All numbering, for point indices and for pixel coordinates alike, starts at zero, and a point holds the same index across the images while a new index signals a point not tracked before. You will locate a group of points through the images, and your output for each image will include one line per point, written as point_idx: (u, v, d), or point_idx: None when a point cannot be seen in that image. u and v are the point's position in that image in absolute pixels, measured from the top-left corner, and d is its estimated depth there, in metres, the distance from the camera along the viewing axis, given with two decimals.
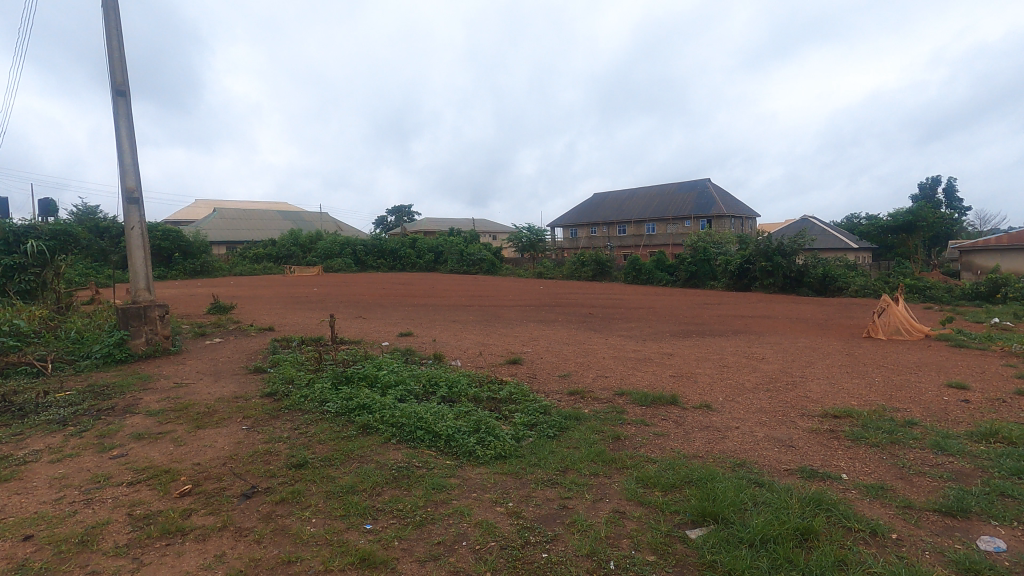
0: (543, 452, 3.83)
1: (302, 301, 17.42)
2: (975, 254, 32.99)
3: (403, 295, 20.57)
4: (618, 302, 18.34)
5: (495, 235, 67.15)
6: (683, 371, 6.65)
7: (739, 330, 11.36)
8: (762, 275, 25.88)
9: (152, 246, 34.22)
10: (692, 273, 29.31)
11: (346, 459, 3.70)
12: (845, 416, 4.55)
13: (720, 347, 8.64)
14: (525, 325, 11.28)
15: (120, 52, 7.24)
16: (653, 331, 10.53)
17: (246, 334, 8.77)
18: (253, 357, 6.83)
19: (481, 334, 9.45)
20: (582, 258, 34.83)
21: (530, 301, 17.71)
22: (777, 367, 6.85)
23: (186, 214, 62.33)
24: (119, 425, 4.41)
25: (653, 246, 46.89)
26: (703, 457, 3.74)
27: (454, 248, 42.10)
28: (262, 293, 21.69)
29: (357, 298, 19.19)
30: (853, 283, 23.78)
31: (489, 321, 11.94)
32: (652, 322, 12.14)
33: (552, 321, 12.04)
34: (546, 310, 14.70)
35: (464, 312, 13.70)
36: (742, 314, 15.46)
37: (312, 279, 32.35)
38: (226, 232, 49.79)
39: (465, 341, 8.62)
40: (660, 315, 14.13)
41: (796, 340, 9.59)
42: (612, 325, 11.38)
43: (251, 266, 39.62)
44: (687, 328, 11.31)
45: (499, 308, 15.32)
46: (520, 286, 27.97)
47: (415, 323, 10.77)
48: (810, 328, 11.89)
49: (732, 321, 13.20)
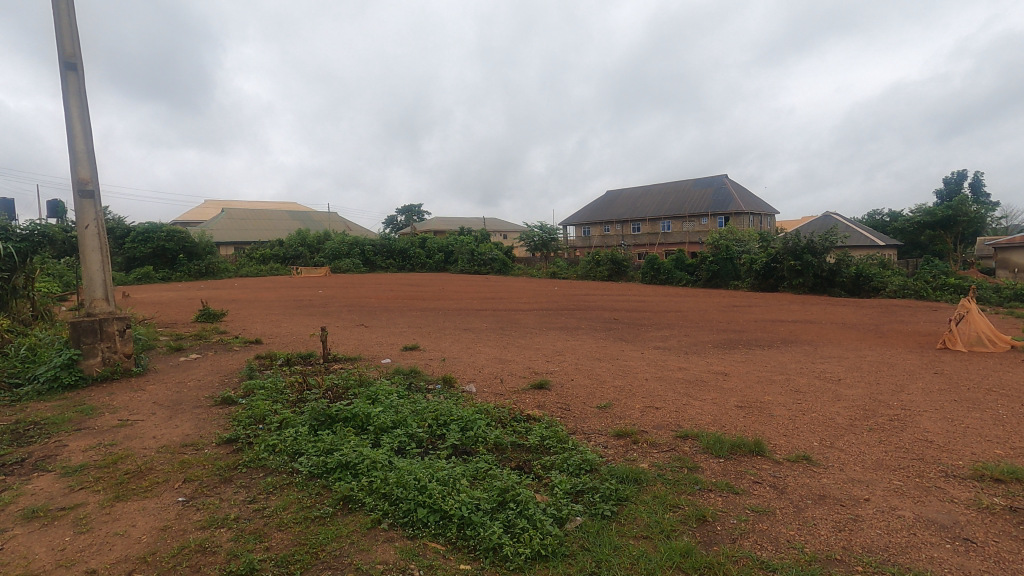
0: (602, 550, 2.61)
1: (303, 306, 16.34)
2: (1013, 251, 31.36)
3: (410, 298, 19.45)
4: (641, 304, 17.07)
5: (506, 233, 65.97)
6: (750, 398, 5.41)
7: (788, 338, 10.06)
8: (791, 275, 24.45)
9: (156, 247, 33.41)
10: (715, 272, 27.91)
11: (314, 563, 2.51)
12: (1011, 480, 3.29)
13: (780, 362, 7.36)
14: (544, 334, 10.07)
15: (71, 17, 6.11)
16: (692, 341, 9.25)
17: (228, 349, 7.64)
18: (225, 382, 5.68)
19: (496, 348, 8.25)
20: (597, 258, 33.52)
21: (547, 305, 16.45)
22: (864, 393, 5.59)
23: (195, 215, 61.85)
24: (15, 492, 3.23)
25: (669, 244, 45.50)
26: (845, 560, 2.50)
27: (464, 247, 40.96)
28: (264, 297, 20.67)
29: (362, 301, 18.10)
30: (891, 282, 22.28)
31: (505, 329, 10.75)
32: (687, 329, 10.87)
33: (575, 329, 10.82)
34: (566, 315, 13.47)
35: (476, 318, 12.54)
36: (780, 318, 14.10)
37: (319, 281, 31.49)
38: (233, 233, 49.04)
39: (480, 357, 7.41)
40: (692, 320, 12.84)
41: (862, 352, 8.27)
42: (643, 334, 10.12)
43: (258, 267, 38.77)
44: (728, 337, 10.02)
45: (514, 313, 14.13)
46: (535, 287, 26.76)
47: (421, 333, 9.62)
48: (865, 337, 10.56)
49: (774, 328, 11.88)
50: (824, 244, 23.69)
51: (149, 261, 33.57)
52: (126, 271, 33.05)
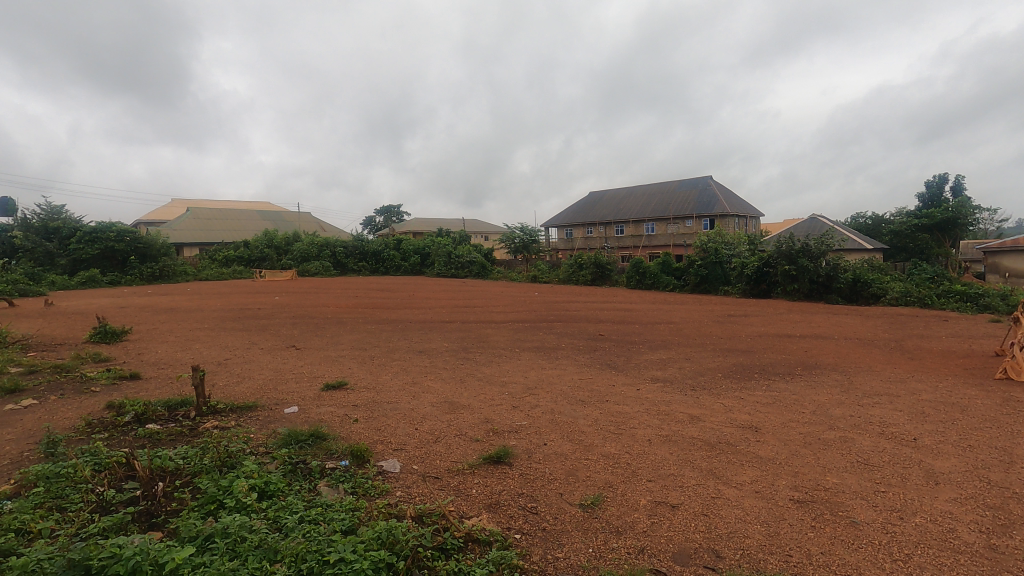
0: None
1: (245, 318, 14.24)
2: (1003, 254, 30.47)
3: (374, 307, 17.48)
4: (628, 315, 15.32)
5: (486, 235, 64.10)
6: (808, 482, 3.63)
7: (809, 363, 8.35)
8: (784, 280, 23.00)
9: (105, 248, 30.89)
10: (703, 277, 26.41)
11: None
12: None
13: (819, 406, 5.61)
14: (515, 358, 8.22)
15: None
16: (696, 369, 7.46)
17: (82, 389, 5.64)
18: (18, 458, 3.72)
19: (450, 385, 6.34)
20: (580, 261, 31.86)
21: (524, 316, 14.65)
22: (965, 469, 3.87)
23: (160, 214, 58.90)
24: None
25: (653, 246, 44.11)
26: None
27: (441, 249, 39.08)
28: (209, 305, 18.42)
29: (317, 311, 16.10)
30: (891, 289, 20.92)
31: (468, 350, 8.91)
32: (687, 350, 9.11)
33: (553, 351, 9.00)
34: (544, 330, 11.65)
35: (438, 335, 10.67)
36: (786, 333, 12.46)
37: (282, 285, 29.29)
38: (197, 234, 46.39)
39: (423, 403, 5.50)
40: (688, 336, 11.12)
41: (911, 388, 6.55)
42: (636, 358, 8.29)
43: (220, 269, 36.35)
44: (738, 361, 8.27)
45: (484, 326, 12.29)
46: (513, 292, 24.91)
47: (363, 360, 7.71)
48: (897, 360, 8.89)
49: (785, 346, 10.17)
50: (819, 247, 22.34)
51: (96, 264, 30.95)
52: (71, 274, 30.33)
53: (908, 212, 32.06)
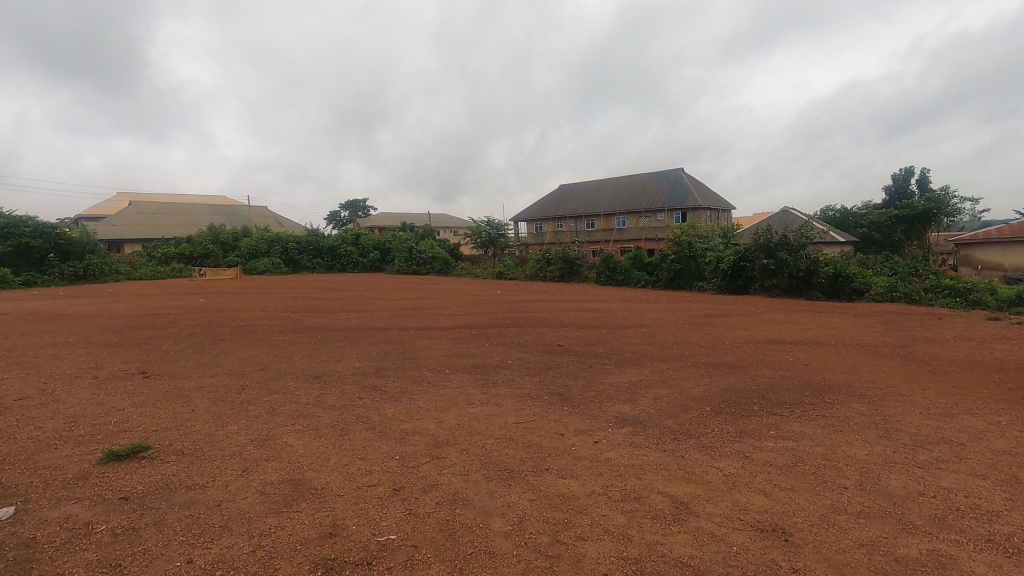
0: None
1: (141, 325, 11.85)
2: (975, 247, 29.62)
3: (308, 310, 15.29)
4: (595, 318, 13.47)
5: (454, 229, 61.86)
6: None
7: (817, 386, 6.50)
8: (762, 276, 21.52)
9: (18, 245, 27.58)
10: (676, 272, 24.82)
11: None
12: None
13: (867, 473, 3.69)
14: (438, 385, 6.17)
15: None
16: (677, 403, 5.49)
17: None
18: None
19: (318, 443, 4.24)
20: (547, 256, 30.03)
21: (476, 321, 12.65)
22: None
23: (103, 209, 54.85)
24: None
25: (624, 241, 42.62)
26: None
27: (402, 245, 36.80)
28: (116, 309, 15.87)
29: (235, 316, 13.80)
30: (873, 285, 19.59)
31: (381, 372, 6.80)
32: (663, 370, 7.18)
33: (493, 373, 6.96)
34: (491, 340, 9.64)
35: (355, 349, 8.54)
36: (775, 338, 10.75)
37: (222, 284, 26.64)
38: (138, 229, 42.99)
39: (251, 485, 3.41)
40: (663, 347, 9.23)
41: (971, 430, 4.73)
42: (598, 384, 6.29)
43: (158, 267, 33.38)
44: (729, 385, 6.36)
45: (421, 335, 10.24)
46: (474, 291, 22.93)
47: (222, 397, 5.53)
48: (919, 378, 7.18)
49: (780, 359, 8.37)
50: (799, 240, 20.91)
51: (9, 262, 27.67)
52: None
53: (888, 203, 30.72)
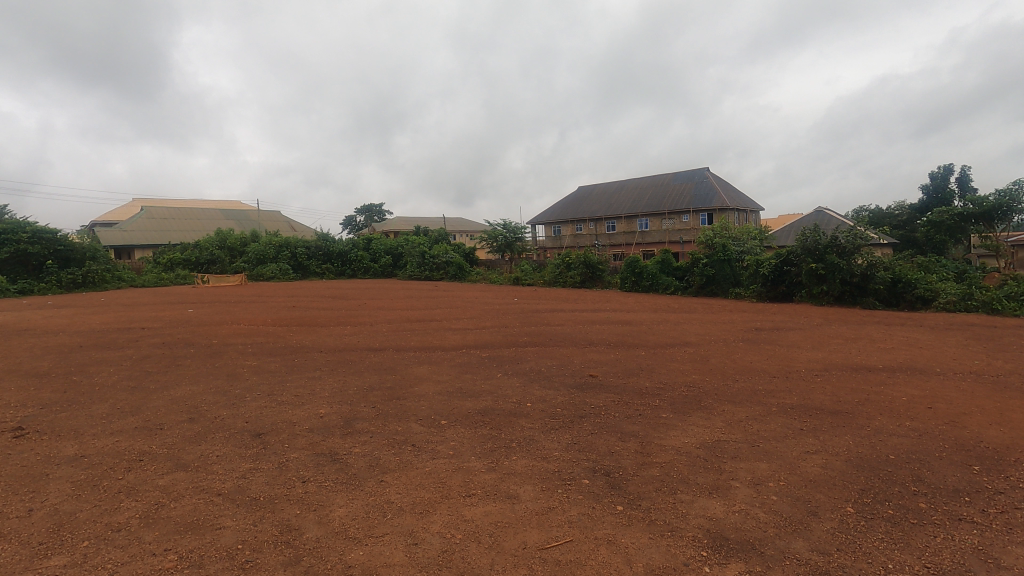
0: None
1: (99, 344, 10.10)
2: None
3: (300, 324, 13.51)
4: (629, 334, 11.42)
5: (469, 233, 60.18)
6: None
7: (983, 455, 4.39)
8: (810, 282, 19.20)
9: (14, 253, 26.36)
10: (710, 278, 22.61)
11: None
12: None
13: None
14: (423, 455, 4.19)
15: None
16: (798, 498, 3.44)
17: None
18: None
19: None
20: (567, 260, 28.01)
21: (487, 338, 10.68)
22: None
23: (118, 214, 54.25)
24: None
25: (647, 244, 40.43)
26: None
27: (414, 249, 35.18)
28: (92, 321, 14.24)
29: (213, 331, 12.02)
30: (942, 292, 17.11)
31: (350, 426, 4.86)
32: (743, 422, 5.12)
33: (505, 426, 4.96)
34: (504, 368, 7.64)
35: (330, 383, 6.64)
36: (858, 364, 8.57)
37: (225, 292, 25.15)
38: (148, 234, 42.03)
39: None
40: (726, 379, 7.13)
41: None
42: (660, 452, 4.25)
43: (162, 274, 32.07)
44: (856, 455, 4.27)
45: (419, 360, 8.30)
46: (489, 299, 21.01)
47: (93, 482, 3.64)
48: None
49: (890, 399, 6.24)
50: (851, 241, 18.55)
51: (6, 270, 26.56)
52: None
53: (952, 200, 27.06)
